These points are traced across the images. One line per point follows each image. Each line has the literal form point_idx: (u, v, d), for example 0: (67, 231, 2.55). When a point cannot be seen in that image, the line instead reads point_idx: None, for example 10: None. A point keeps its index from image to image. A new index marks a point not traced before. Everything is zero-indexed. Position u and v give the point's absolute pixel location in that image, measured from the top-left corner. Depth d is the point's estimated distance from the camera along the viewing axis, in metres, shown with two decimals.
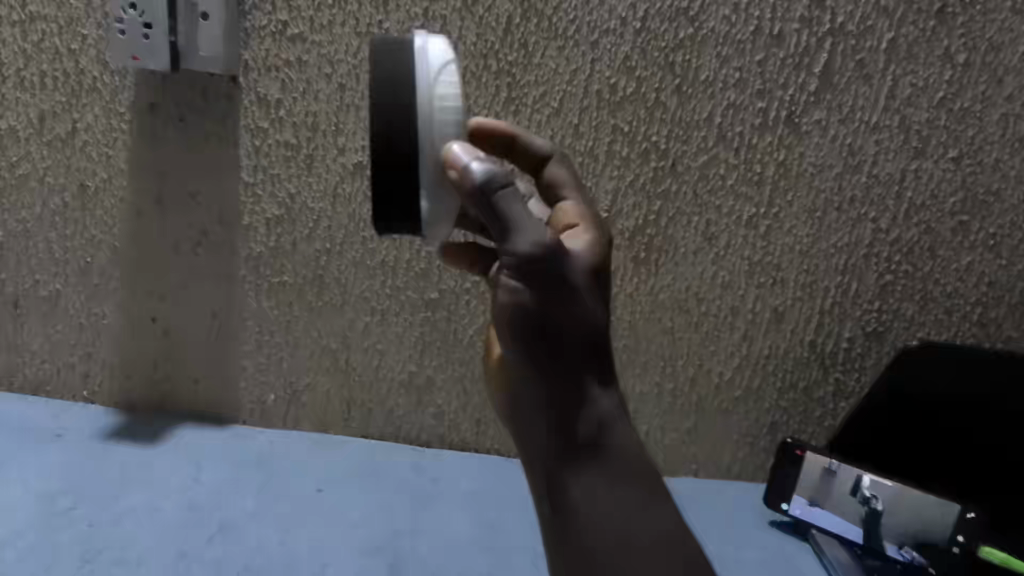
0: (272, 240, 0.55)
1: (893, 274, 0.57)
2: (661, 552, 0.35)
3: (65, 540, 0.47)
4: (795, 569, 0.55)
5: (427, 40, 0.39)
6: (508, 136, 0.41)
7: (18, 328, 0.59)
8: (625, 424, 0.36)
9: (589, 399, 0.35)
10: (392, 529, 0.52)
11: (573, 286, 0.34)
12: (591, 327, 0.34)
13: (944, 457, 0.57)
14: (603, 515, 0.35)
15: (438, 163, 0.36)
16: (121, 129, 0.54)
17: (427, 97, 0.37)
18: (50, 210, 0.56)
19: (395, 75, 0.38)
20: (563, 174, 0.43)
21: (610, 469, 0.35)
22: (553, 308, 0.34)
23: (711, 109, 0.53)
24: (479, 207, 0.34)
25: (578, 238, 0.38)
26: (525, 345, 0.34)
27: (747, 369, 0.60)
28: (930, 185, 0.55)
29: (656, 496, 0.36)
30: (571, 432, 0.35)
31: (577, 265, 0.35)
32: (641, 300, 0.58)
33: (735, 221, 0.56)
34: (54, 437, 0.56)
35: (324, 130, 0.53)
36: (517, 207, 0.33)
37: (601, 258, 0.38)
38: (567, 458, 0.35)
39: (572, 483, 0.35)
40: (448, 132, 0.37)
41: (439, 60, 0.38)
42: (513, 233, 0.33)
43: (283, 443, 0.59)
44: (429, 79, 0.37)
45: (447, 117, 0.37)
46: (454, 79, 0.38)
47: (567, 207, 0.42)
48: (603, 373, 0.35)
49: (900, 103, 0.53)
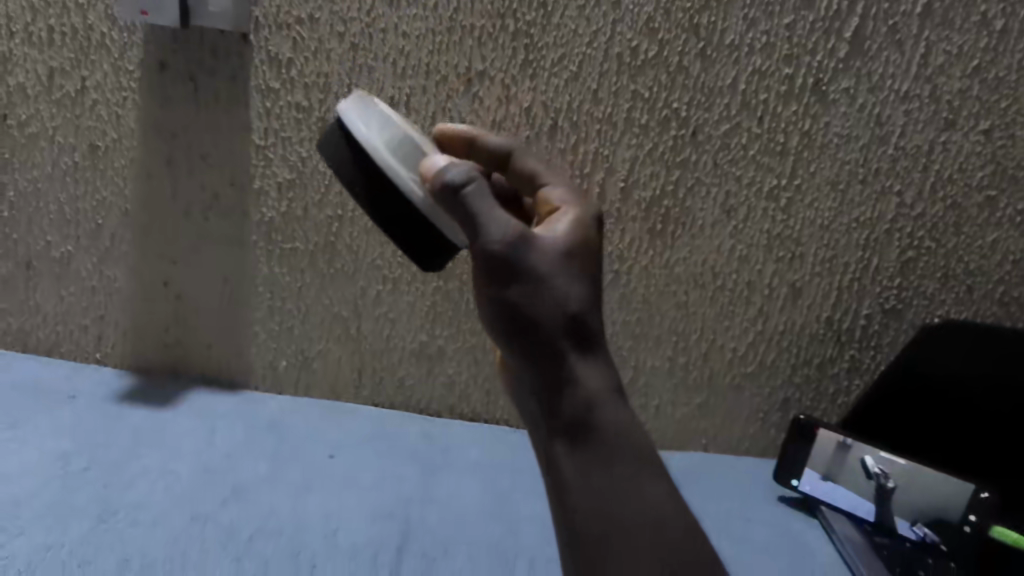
0: (283, 205, 0.55)
1: (915, 250, 0.56)
2: (658, 533, 0.34)
3: (80, 500, 0.46)
4: (801, 543, 0.54)
5: (347, 102, 0.41)
6: (469, 136, 0.45)
7: (31, 289, 0.59)
8: (615, 401, 0.35)
9: (575, 379, 0.35)
10: (403, 496, 0.51)
11: (547, 269, 0.35)
12: (571, 307, 0.35)
13: (959, 436, 0.56)
14: (595, 494, 0.34)
15: (419, 188, 0.38)
16: (130, 88, 0.53)
17: (380, 146, 0.39)
18: (61, 169, 0.55)
19: (359, 120, 0.40)
20: (533, 163, 0.44)
21: (601, 448, 0.35)
22: (527, 295, 0.34)
23: (735, 74, 0.51)
24: (455, 214, 0.36)
25: (559, 218, 0.39)
26: (508, 333, 0.35)
27: (761, 344, 0.59)
28: (958, 157, 0.53)
29: (651, 474, 0.35)
30: (559, 413, 0.35)
31: (552, 247, 0.35)
32: (656, 273, 0.57)
33: (756, 193, 0.54)
34: (68, 398, 0.56)
35: (336, 92, 0.52)
36: (485, 205, 0.35)
37: (581, 240, 0.37)
38: (557, 439, 0.35)
39: (564, 464, 0.35)
40: (415, 158, 0.40)
41: (371, 110, 0.41)
42: (480, 227, 0.35)
43: (294, 409, 0.59)
44: (371, 132, 0.40)
45: (407, 149, 0.40)
46: (394, 118, 0.41)
47: (552, 191, 0.42)
48: (589, 352, 0.35)
49: (932, 71, 0.51)
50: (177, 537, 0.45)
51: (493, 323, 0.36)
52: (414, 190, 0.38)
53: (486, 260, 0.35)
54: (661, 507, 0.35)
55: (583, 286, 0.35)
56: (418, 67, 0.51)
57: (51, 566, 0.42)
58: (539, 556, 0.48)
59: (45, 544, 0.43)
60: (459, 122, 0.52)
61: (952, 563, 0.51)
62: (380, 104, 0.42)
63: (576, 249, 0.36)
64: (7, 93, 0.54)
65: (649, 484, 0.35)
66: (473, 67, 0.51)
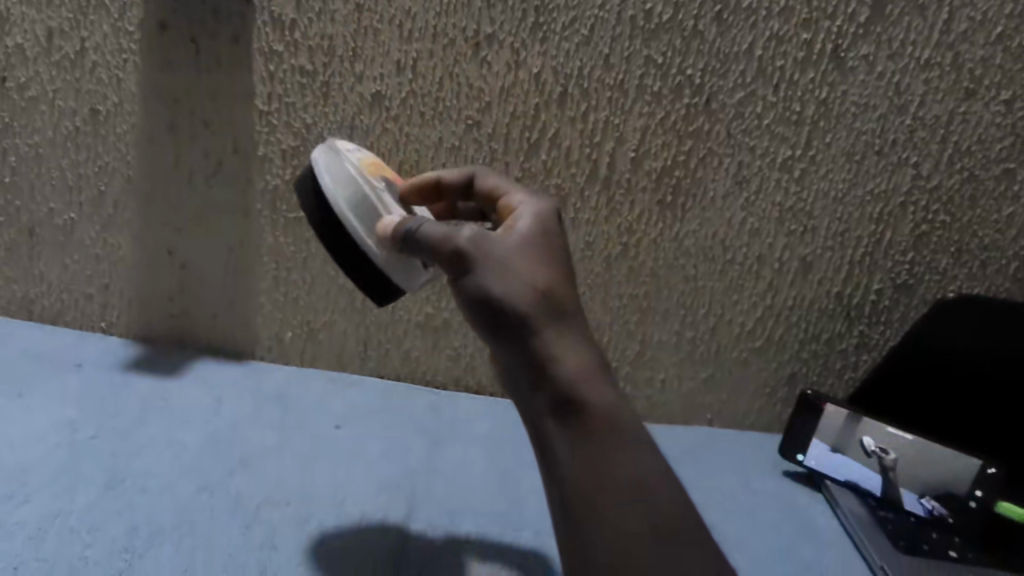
0: (288, 173, 0.54)
1: (929, 224, 0.55)
2: (652, 511, 0.32)
3: (89, 467, 0.45)
4: (805, 517, 0.53)
5: (319, 151, 0.43)
6: (431, 183, 0.45)
7: (35, 257, 0.58)
8: (600, 376, 0.35)
9: (555, 355, 0.34)
10: (409, 468, 0.51)
11: (504, 255, 0.36)
12: (540, 289, 0.35)
13: (972, 413, 0.56)
14: (586, 472, 0.33)
15: (374, 240, 0.40)
16: (130, 50, 0.52)
17: (339, 195, 0.41)
18: (62, 134, 0.54)
19: (325, 170, 0.42)
20: (493, 179, 0.44)
21: (590, 427, 0.34)
22: (494, 277, 0.35)
23: (752, 40, 0.50)
24: (417, 254, 0.39)
25: (519, 212, 0.39)
26: (482, 318, 0.36)
27: (770, 319, 0.58)
28: (977, 129, 0.52)
29: (639, 445, 0.34)
30: (543, 390, 0.35)
31: (513, 238, 0.37)
32: (665, 246, 0.56)
33: (770, 163, 0.53)
34: (74, 366, 0.56)
35: (341, 55, 0.51)
36: (438, 227, 0.38)
37: (542, 236, 0.38)
38: (547, 421, 0.34)
39: (556, 444, 0.34)
40: (372, 209, 0.41)
41: (338, 159, 0.43)
42: (439, 242, 0.37)
43: (300, 381, 0.59)
44: (334, 181, 0.41)
45: (365, 199, 0.41)
46: (358, 170, 0.43)
47: (511, 197, 0.42)
48: (566, 328, 0.35)
49: (955, 38, 0.50)
50: (186, 506, 0.44)
51: (467, 313, 0.37)
52: (368, 242, 0.40)
53: (446, 258, 0.37)
54: (652, 481, 0.33)
55: (546, 269, 0.36)
56: (425, 31, 0.50)
57: (60, 533, 0.40)
58: (545, 528, 0.48)
59: (53, 511, 0.42)
60: (466, 88, 0.51)
61: (956, 538, 0.51)
62: (349, 155, 0.44)
63: (537, 239, 0.37)
64: (5, 54, 0.52)
65: (639, 458, 0.33)
66: (481, 31, 0.50)
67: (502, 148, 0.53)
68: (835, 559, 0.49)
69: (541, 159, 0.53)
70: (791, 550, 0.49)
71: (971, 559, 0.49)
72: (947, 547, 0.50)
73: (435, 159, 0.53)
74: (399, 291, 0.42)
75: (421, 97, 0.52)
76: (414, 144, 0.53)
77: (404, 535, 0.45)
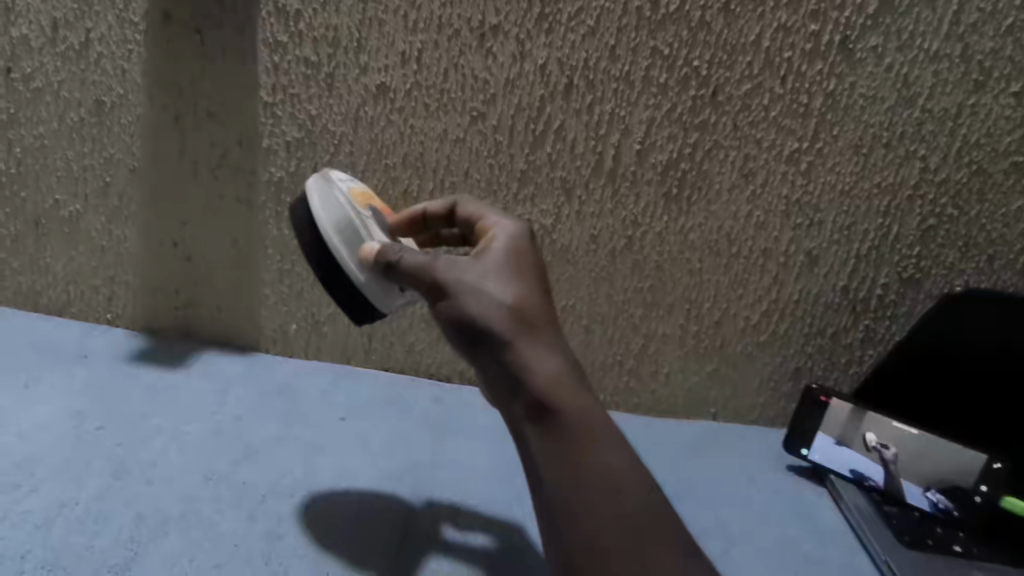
0: (293, 165, 0.54)
1: (937, 217, 0.54)
2: (623, 504, 0.32)
3: (94, 457, 0.46)
4: (808, 512, 0.53)
5: (314, 180, 0.44)
6: (416, 215, 0.46)
7: (41, 248, 0.58)
8: (573, 383, 0.36)
9: (532, 369, 0.35)
10: (412, 460, 0.51)
11: (478, 276, 0.37)
12: (514, 308, 0.36)
13: (977, 408, 0.56)
14: (567, 479, 0.33)
15: (357, 265, 0.40)
16: (135, 40, 0.52)
17: (325, 222, 0.41)
18: (67, 125, 0.55)
19: (315, 196, 0.42)
20: (472, 206, 0.45)
21: (569, 437, 0.34)
22: (470, 299, 0.36)
23: (760, 31, 0.49)
24: (395, 282, 0.40)
25: (491, 234, 0.41)
26: (459, 337, 0.36)
27: (775, 313, 0.58)
28: (987, 121, 0.51)
29: (611, 440, 0.34)
30: (519, 399, 0.35)
31: (487, 261, 0.38)
32: (670, 240, 0.55)
33: (776, 156, 0.53)
34: (79, 358, 0.56)
35: (345, 46, 0.51)
36: (414, 253, 0.39)
37: (517, 257, 0.39)
38: (528, 434, 0.35)
39: (538, 457, 0.34)
40: (357, 235, 0.41)
41: (328, 188, 0.43)
42: (415, 270, 0.38)
43: (305, 373, 0.59)
44: (321, 207, 0.41)
45: (351, 226, 0.41)
46: (347, 199, 0.42)
47: (487, 220, 0.43)
48: (540, 339, 0.36)
49: (965, 29, 0.49)
50: (191, 496, 0.44)
51: (444, 333, 0.37)
52: (352, 268, 0.40)
53: (422, 284, 0.37)
54: (628, 484, 0.33)
55: (520, 288, 0.37)
56: (430, 21, 0.50)
57: (67, 522, 0.40)
58: None
59: (60, 501, 0.42)
60: (471, 79, 0.51)
61: (962, 533, 0.50)
62: (341, 183, 0.44)
63: (510, 257, 0.39)
64: (11, 45, 0.53)
65: (610, 454, 0.34)
66: (486, 21, 0.50)
67: (507, 140, 0.53)
68: (840, 555, 0.49)
69: (546, 152, 0.53)
70: (795, 544, 0.49)
71: (976, 553, 0.49)
72: (952, 542, 0.49)
73: (440, 151, 0.53)
74: (381, 314, 0.42)
75: (426, 89, 0.51)
76: (419, 135, 0.53)
77: (404, 526, 0.45)
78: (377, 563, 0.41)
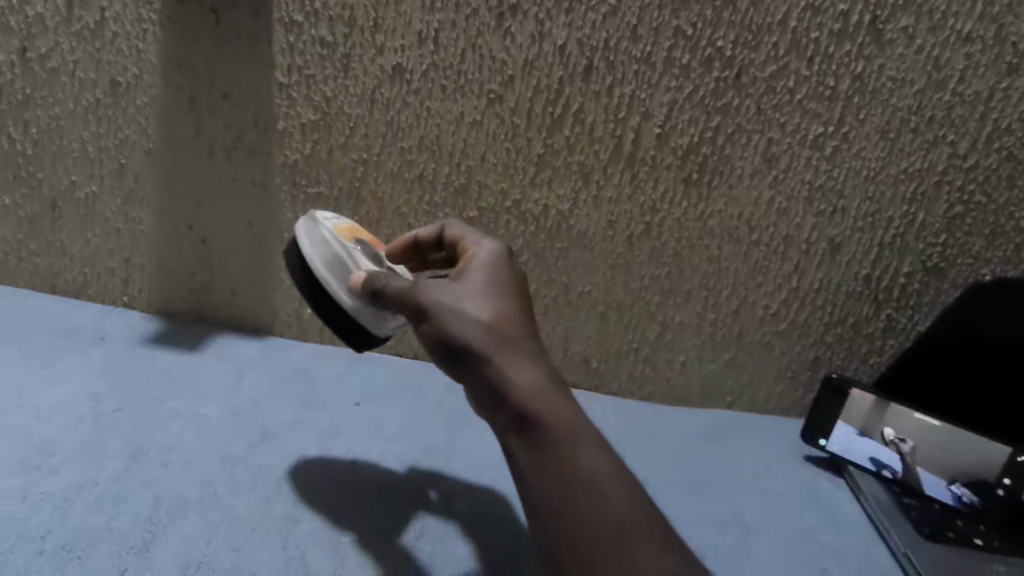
0: (308, 147, 0.54)
1: (964, 205, 0.53)
2: (609, 506, 0.31)
3: (111, 439, 0.46)
4: (829, 505, 0.52)
5: (301, 221, 0.45)
6: (408, 244, 0.46)
7: (58, 230, 0.58)
8: (555, 394, 0.34)
9: (512, 383, 0.34)
10: (425, 445, 0.51)
11: (456, 297, 0.37)
12: (490, 325, 0.36)
13: (1000, 401, 0.54)
14: (555, 489, 0.31)
15: (347, 293, 0.41)
16: (150, 19, 0.51)
17: (315, 260, 0.42)
18: (83, 106, 0.54)
19: (303, 237, 0.44)
20: (457, 229, 0.45)
21: (552, 449, 0.32)
22: (450, 319, 0.36)
23: (787, 10, 0.48)
24: (385, 309, 0.40)
25: (471, 254, 0.41)
26: (444, 358, 0.36)
27: (795, 302, 0.57)
28: (1019, 106, 0.50)
29: (599, 445, 0.33)
30: (503, 414, 0.34)
31: (466, 282, 0.38)
32: (689, 226, 0.54)
33: (800, 141, 0.51)
34: (96, 340, 0.56)
35: (361, 26, 0.50)
36: (398, 279, 0.39)
37: (495, 276, 0.39)
38: (515, 451, 0.34)
39: (526, 471, 0.33)
40: (344, 268, 0.42)
41: (315, 227, 0.44)
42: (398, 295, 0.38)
43: (323, 356, 0.59)
44: (310, 246, 0.43)
45: (339, 262, 0.42)
46: (333, 235, 0.44)
47: (469, 241, 0.43)
48: (518, 353, 0.35)
49: (1000, 10, 0.47)
50: (210, 478, 0.44)
51: (431, 356, 0.37)
52: (343, 296, 0.41)
53: (405, 308, 0.38)
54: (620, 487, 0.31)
55: (498, 306, 0.37)
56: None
57: (86, 502, 0.41)
58: None
59: (79, 482, 0.42)
60: (489, 60, 0.50)
61: (983, 526, 0.49)
62: (328, 220, 0.45)
63: (489, 277, 0.38)
64: (26, 24, 0.52)
65: (600, 459, 0.32)
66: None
67: (524, 123, 0.52)
68: (858, 544, 0.48)
69: (564, 135, 0.52)
70: (813, 536, 0.49)
71: (998, 546, 0.48)
72: (973, 534, 0.48)
73: (455, 134, 0.52)
74: (377, 339, 0.43)
75: (443, 70, 0.51)
76: (434, 118, 0.52)
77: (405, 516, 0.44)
78: (373, 553, 0.41)
